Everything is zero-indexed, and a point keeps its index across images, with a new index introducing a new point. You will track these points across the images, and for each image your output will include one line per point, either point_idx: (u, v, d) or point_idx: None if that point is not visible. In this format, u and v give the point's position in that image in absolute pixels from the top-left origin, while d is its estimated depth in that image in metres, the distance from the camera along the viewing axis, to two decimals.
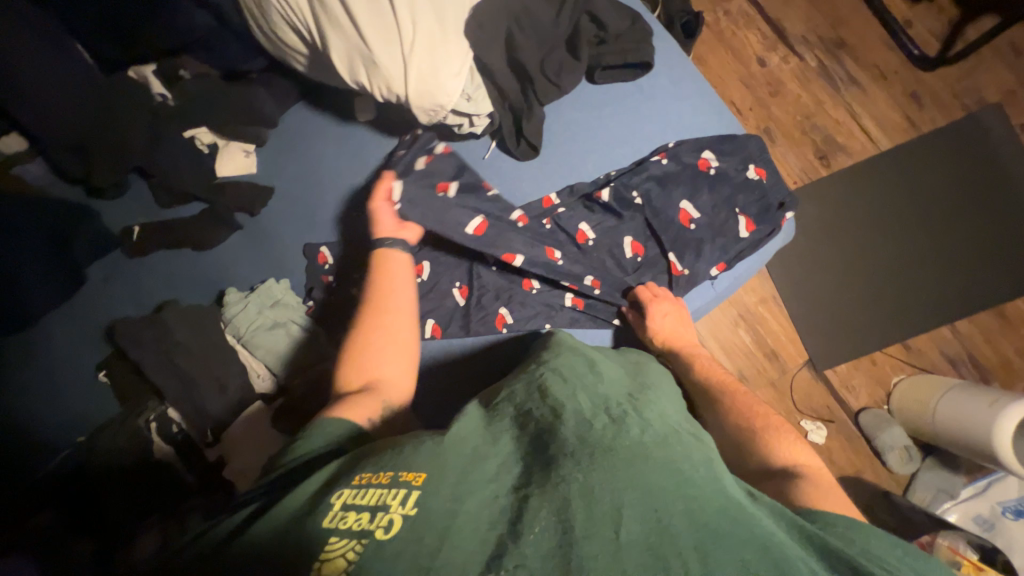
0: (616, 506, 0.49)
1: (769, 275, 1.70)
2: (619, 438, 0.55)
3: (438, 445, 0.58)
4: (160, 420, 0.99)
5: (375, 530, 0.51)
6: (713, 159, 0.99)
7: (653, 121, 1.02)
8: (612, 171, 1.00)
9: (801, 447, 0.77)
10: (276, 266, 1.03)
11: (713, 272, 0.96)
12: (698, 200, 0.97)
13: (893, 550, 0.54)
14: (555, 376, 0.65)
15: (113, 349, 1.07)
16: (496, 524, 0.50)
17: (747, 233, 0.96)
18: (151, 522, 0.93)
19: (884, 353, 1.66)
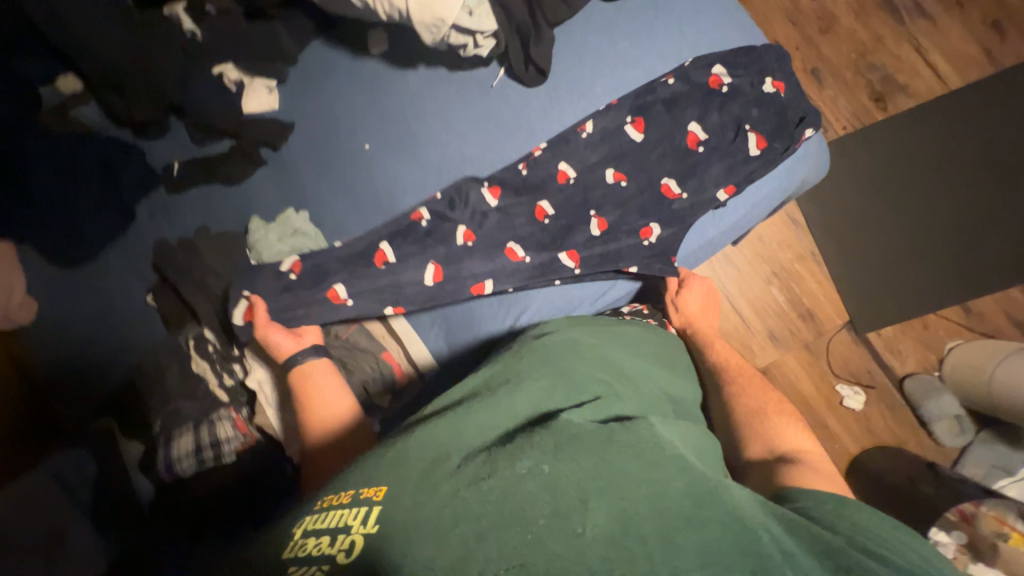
0: (580, 495, 0.49)
1: (810, 230, 1.62)
2: (579, 426, 0.56)
3: (399, 453, 0.56)
4: (197, 338, 1.09)
5: (336, 555, 0.47)
6: (726, 75, 0.96)
7: (670, 44, 0.97)
8: (617, 102, 0.96)
9: (805, 435, 0.76)
10: (295, 196, 1.07)
11: (720, 196, 0.93)
12: (706, 121, 0.96)
13: (863, 518, 0.55)
14: (526, 373, 0.69)
15: (161, 277, 1.17)
16: (460, 522, 0.48)
17: (758, 150, 0.94)
18: (186, 426, 1.04)
19: (939, 316, 1.52)
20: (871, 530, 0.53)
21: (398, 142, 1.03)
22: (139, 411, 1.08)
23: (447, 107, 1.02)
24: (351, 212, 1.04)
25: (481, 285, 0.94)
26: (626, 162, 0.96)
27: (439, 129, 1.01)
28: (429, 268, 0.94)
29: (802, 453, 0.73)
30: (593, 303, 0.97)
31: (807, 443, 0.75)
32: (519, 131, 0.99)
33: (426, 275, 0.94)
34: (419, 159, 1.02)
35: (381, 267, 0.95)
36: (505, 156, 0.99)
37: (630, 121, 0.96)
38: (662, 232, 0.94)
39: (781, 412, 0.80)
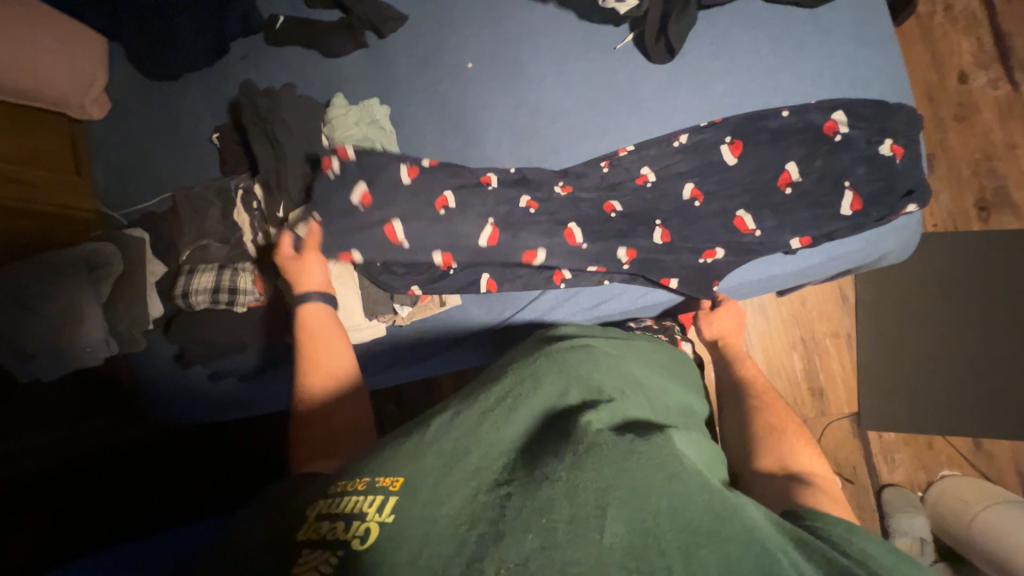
0: (599, 504, 0.39)
1: (856, 313, 1.52)
2: (603, 434, 0.46)
3: (418, 443, 0.47)
4: (247, 189, 1.08)
5: (350, 540, 0.41)
6: (845, 124, 0.88)
7: (811, 67, 0.91)
8: (718, 120, 0.91)
9: (818, 458, 0.68)
10: (383, 88, 1.06)
11: (792, 244, 0.88)
12: (808, 164, 0.88)
13: (877, 551, 0.45)
14: (551, 363, 0.58)
15: (231, 119, 1.16)
16: (476, 523, 0.40)
17: (850, 212, 0.86)
18: (213, 264, 1.04)
19: (948, 441, 1.47)
20: (889, 565, 0.43)
21: (501, 69, 1.00)
22: (173, 235, 1.10)
23: (561, 52, 0.98)
24: (431, 122, 1.03)
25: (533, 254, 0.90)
26: (711, 180, 0.90)
27: (548, 71, 0.98)
28: (487, 229, 0.90)
29: (813, 475, 0.64)
30: (633, 301, 0.96)
31: (820, 466, 0.67)
32: (624, 101, 0.95)
33: (480, 285, 0.95)
34: (514, 95, 0.99)
35: (441, 211, 0.89)
36: (600, 119, 0.96)
37: (727, 142, 0.90)
38: (723, 259, 0.90)
39: (799, 431, 0.72)
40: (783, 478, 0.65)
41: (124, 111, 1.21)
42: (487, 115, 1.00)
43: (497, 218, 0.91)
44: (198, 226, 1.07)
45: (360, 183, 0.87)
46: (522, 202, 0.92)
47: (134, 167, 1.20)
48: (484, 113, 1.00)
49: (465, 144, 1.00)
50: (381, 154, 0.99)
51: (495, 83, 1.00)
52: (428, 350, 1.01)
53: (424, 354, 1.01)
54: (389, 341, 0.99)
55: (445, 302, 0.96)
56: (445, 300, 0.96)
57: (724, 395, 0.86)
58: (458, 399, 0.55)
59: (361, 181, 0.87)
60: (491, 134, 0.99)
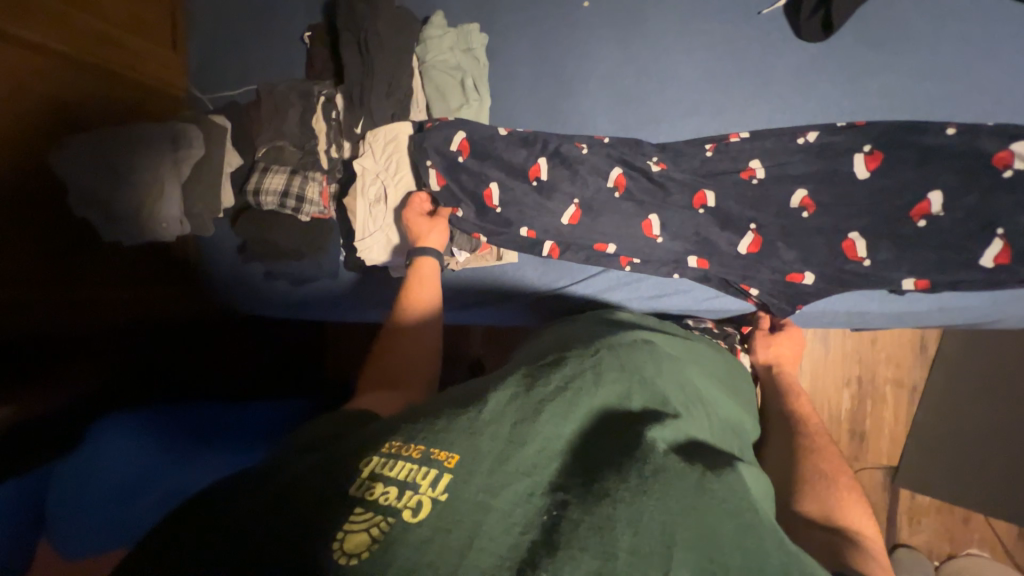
0: (665, 541, 0.37)
1: (930, 366, 1.40)
2: (670, 459, 0.44)
3: (474, 422, 0.46)
4: (329, 98, 1.06)
5: (402, 510, 0.39)
6: (1023, 158, 0.72)
7: (995, 81, 0.75)
8: (860, 123, 0.78)
9: (865, 517, 0.61)
10: (486, 14, 0.97)
11: (906, 284, 0.78)
12: (955, 198, 0.75)
13: None
14: (611, 364, 0.57)
15: (324, 19, 1.12)
16: (528, 529, 0.39)
17: (990, 264, 0.74)
18: (284, 167, 1.04)
19: (988, 521, 1.37)
20: None
21: (619, 14, 0.89)
22: (252, 130, 1.10)
23: (693, 6, 0.86)
24: (528, 62, 0.94)
25: (605, 245, 0.88)
26: (828, 192, 0.79)
27: (672, 28, 0.87)
28: (570, 208, 0.88)
29: (858, 533, 0.58)
30: (697, 301, 0.91)
31: (872, 529, 0.60)
32: (752, 79, 0.83)
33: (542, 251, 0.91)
34: (627, 49, 0.88)
35: (531, 181, 0.89)
36: (717, 95, 0.84)
37: (863, 151, 0.78)
38: (812, 285, 0.82)
39: (851, 487, 0.65)
40: (823, 531, 0.59)
41: None
42: (592, 66, 0.90)
43: (580, 197, 0.88)
44: (276, 126, 1.06)
45: (461, 132, 0.91)
46: (608, 178, 0.87)
47: (225, 52, 1.19)
48: (589, 63, 0.91)
49: (560, 95, 0.92)
50: (470, 89, 0.94)
51: (609, 30, 0.89)
52: (476, 301, 1.00)
53: (470, 304, 1.01)
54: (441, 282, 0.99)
55: (502, 257, 0.94)
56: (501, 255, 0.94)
57: (770, 429, 0.80)
58: (515, 378, 0.53)
59: (460, 129, 0.91)
60: (591, 88, 0.90)
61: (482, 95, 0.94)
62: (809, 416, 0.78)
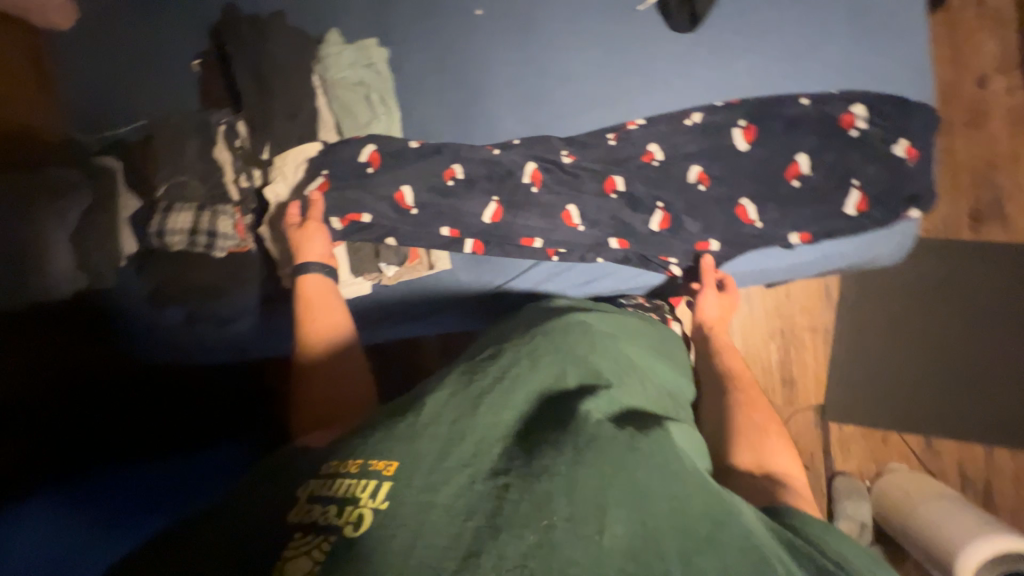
0: (599, 502, 0.42)
1: (836, 311, 1.55)
2: (602, 426, 0.49)
3: (412, 426, 0.47)
4: (230, 127, 1.01)
5: (342, 527, 0.42)
6: (863, 119, 0.85)
7: (834, 53, 0.87)
8: (734, 102, 0.87)
9: (790, 459, 0.70)
10: (383, 28, 0.98)
11: (792, 240, 0.88)
12: (818, 158, 0.85)
13: (848, 551, 0.50)
14: (547, 345, 0.60)
15: (213, 45, 1.07)
16: (472, 515, 0.41)
17: (853, 211, 0.86)
18: (190, 203, 0.99)
19: (902, 437, 1.53)
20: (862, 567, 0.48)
21: (511, 19, 0.93)
22: (146, 167, 1.02)
23: (577, 8, 0.91)
24: (431, 71, 0.96)
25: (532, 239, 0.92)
26: (718, 165, 0.88)
27: (561, 27, 0.92)
28: (492, 206, 0.91)
29: (787, 477, 0.67)
30: (623, 281, 0.96)
31: (795, 469, 0.69)
32: (640, 69, 0.89)
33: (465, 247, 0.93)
34: (522, 50, 0.93)
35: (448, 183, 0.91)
36: (610, 87, 0.90)
37: (740, 126, 0.87)
38: (719, 250, 0.90)
39: (777, 433, 0.74)
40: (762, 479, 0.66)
41: (91, 22, 1.09)
42: (492, 70, 0.93)
43: (500, 194, 0.91)
44: (177, 162, 1.01)
45: (369, 145, 0.93)
46: (525, 173, 0.90)
47: (103, 87, 1.10)
48: (488, 67, 0.94)
49: (465, 101, 0.94)
50: (377, 103, 0.95)
51: (503, 34, 0.93)
52: (414, 312, 1.00)
53: (409, 317, 1.01)
54: (374, 299, 0.98)
55: (433, 264, 0.94)
56: (433, 262, 0.94)
57: (706, 385, 0.85)
58: (455, 372, 0.55)
59: (369, 144, 0.92)
60: (495, 91, 0.93)
61: (390, 108, 0.96)
62: (737, 372, 0.85)
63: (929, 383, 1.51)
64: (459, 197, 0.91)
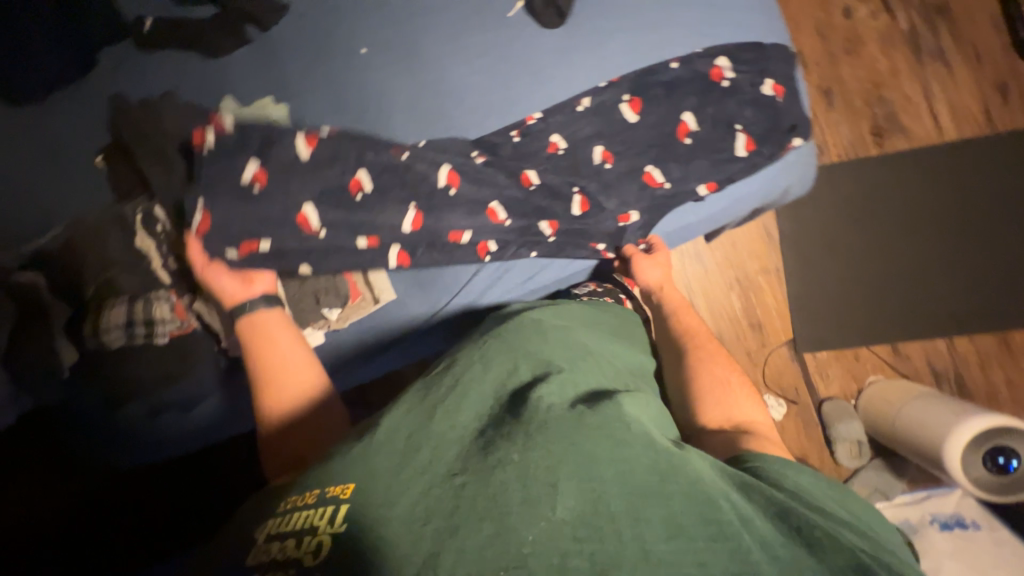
0: (551, 480, 0.51)
1: (781, 248, 1.63)
2: (552, 413, 0.58)
3: (369, 446, 0.54)
4: (147, 212, 1.00)
5: (302, 556, 0.48)
6: (729, 70, 0.91)
7: (691, 16, 0.93)
8: (615, 80, 0.92)
9: (753, 405, 0.79)
10: (275, 84, 1.00)
11: (700, 190, 0.92)
12: (701, 113, 0.91)
13: (805, 479, 0.62)
14: (498, 348, 0.68)
15: (113, 138, 1.06)
16: (429, 520, 0.48)
17: (745, 152, 0.91)
18: (121, 296, 0.98)
19: (870, 350, 1.60)
20: (812, 492, 0.60)
21: (394, 49, 0.96)
22: (68, 272, 0.98)
23: (452, 26, 0.95)
24: (330, 112, 0.97)
25: (460, 234, 0.93)
26: (617, 142, 0.92)
27: (442, 46, 0.95)
28: (411, 212, 0.91)
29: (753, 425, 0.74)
30: (562, 270, 1.00)
31: (757, 412, 0.78)
32: (526, 69, 0.94)
33: (390, 258, 0.92)
34: (410, 75, 0.96)
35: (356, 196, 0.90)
36: (502, 91, 0.94)
37: (625, 100, 0.92)
38: (639, 218, 0.96)
39: (741, 384, 0.81)
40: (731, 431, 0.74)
41: None
42: (387, 100, 0.96)
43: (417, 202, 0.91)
44: (98, 261, 0.99)
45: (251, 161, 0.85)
46: (441, 173, 0.91)
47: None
48: (383, 98, 0.96)
49: (369, 133, 0.96)
50: None
51: (389, 64, 0.96)
52: (368, 352, 0.99)
53: (366, 357, 1.01)
54: (327, 348, 0.96)
55: (377, 297, 0.94)
56: (379, 296, 0.95)
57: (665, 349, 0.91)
58: (413, 391, 0.62)
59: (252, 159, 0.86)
60: (395, 119, 0.96)
61: None
62: (693, 328, 0.91)
63: (883, 295, 1.57)
64: (382, 225, 0.91)
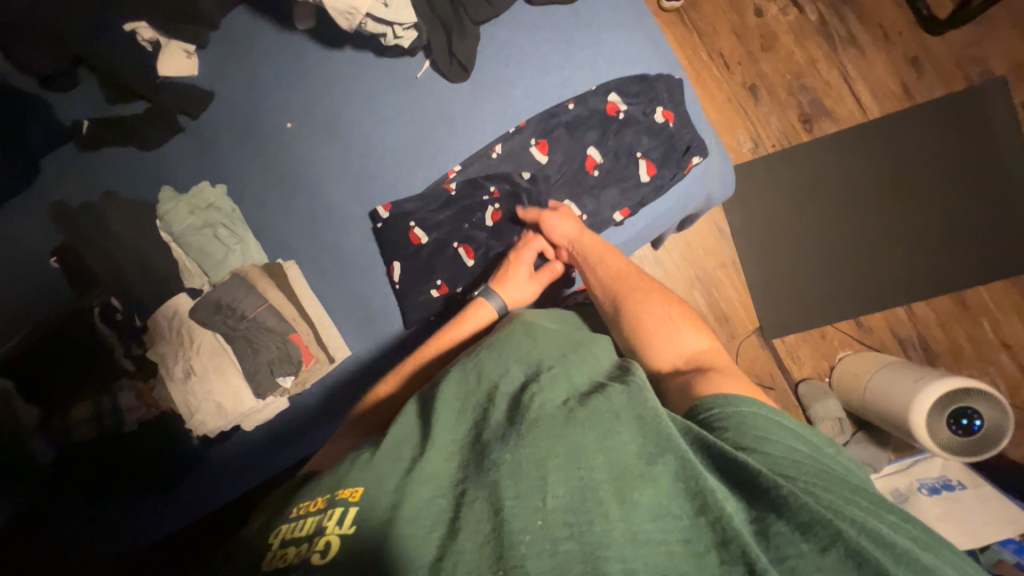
0: (542, 473, 0.53)
1: (733, 241, 1.66)
2: (541, 408, 0.60)
3: (370, 461, 0.59)
4: (105, 307, 1.01)
5: (313, 554, 0.51)
6: (621, 102, 0.96)
7: (585, 53, 0.98)
8: (522, 124, 0.97)
9: (694, 333, 0.81)
10: (215, 168, 1.06)
11: (616, 218, 0.96)
12: (604, 145, 0.97)
13: (816, 446, 0.62)
14: (490, 358, 0.73)
15: (66, 237, 1.04)
16: (432, 526, 0.52)
17: (648, 177, 0.95)
18: (89, 392, 1.00)
19: (836, 327, 1.63)
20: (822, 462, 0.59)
21: (318, 122, 1.04)
22: (39, 377, 1.00)
23: (368, 94, 1.02)
24: (270, 189, 1.05)
25: (412, 303, 0.99)
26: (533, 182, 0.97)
27: (361, 114, 1.02)
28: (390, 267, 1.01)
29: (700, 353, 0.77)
30: None
31: (696, 333, 0.81)
32: (442, 123, 1.00)
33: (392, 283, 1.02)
34: (335, 145, 1.03)
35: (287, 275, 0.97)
36: (422, 148, 1.01)
37: (534, 143, 0.98)
38: None
39: (671, 311, 0.84)
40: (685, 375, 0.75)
41: None
42: (320, 170, 1.04)
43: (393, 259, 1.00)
44: (64, 361, 1.00)
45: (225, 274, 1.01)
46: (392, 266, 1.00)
47: None
48: (318, 169, 1.04)
49: (310, 202, 1.04)
50: (227, 235, 1.02)
51: (316, 137, 1.04)
52: (331, 410, 1.02)
53: (332, 414, 1.04)
54: (296, 408, 1.02)
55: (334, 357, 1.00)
56: (335, 355, 1.01)
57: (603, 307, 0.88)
58: (411, 409, 0.69)
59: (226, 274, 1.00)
60: (332, 187, 1.03)
61: (241, 233, 1.03)
62: (621, 273, 0.89)
63: (836, 271, 1.62)
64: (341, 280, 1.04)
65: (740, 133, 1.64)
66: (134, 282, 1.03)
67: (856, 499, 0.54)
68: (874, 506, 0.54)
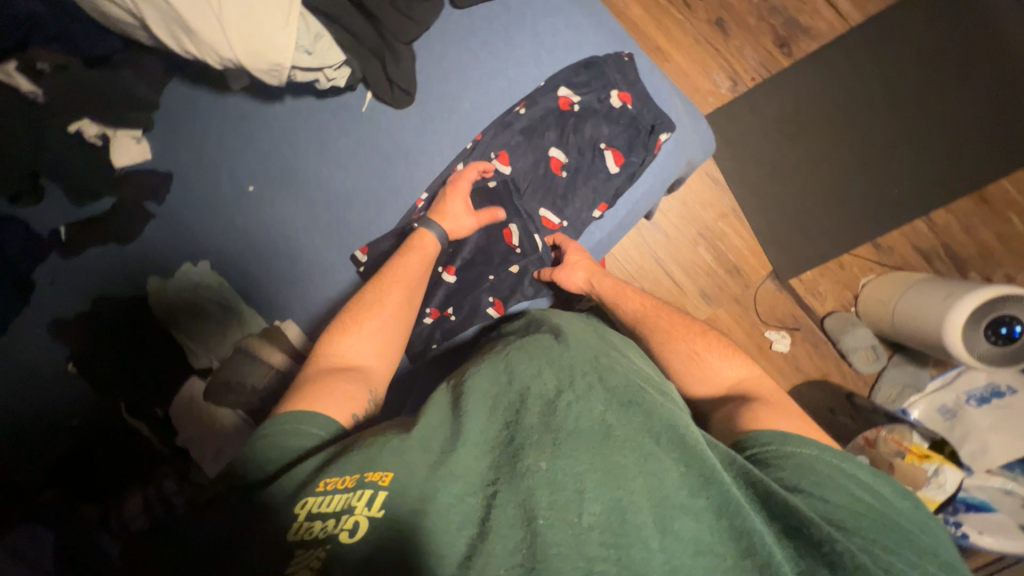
0: (576, 490, 0.52)
1: (730, 189, 1.63)
2: (578, 421, 0.58)
3: (399, 444, 0.57)
4: (131, 399, 1.03)
5: (340, 533, 0.52)
6: (572, 95, 1.00)
7: (528, 48, 1.01)
8: (478, 138, 1.00)
9: (740, 362, 0.81)
10: (190, 246, 1.06)
11: (595, 215, 1.01)
12: (564, 144, 1.00)
13: (867, 478, 0.58)
14: (520, 358, 0.68)
15: (71, 342, 1.03)
16: (465, 526, 0.52)
17: (617, 167, 0.99)
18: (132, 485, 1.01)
19: (854, 255, 1.57)
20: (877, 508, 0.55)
21: (281, 178, 1.04)
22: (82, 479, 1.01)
23: (323, 140, 1.03)
24: (251, 254, 1.05)
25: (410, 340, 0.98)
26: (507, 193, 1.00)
27: (321, 164, 1.03)
28: None
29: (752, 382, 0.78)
30: None
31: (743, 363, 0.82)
32: (398, 154, 1.02)
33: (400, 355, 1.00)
34: (302, 199, 1.04)
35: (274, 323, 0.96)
36: (387, 184, 1.02)
37: (494, 156, 1.00)
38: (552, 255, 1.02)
39: (714, 345, 0.84)
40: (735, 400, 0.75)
41: None
42: (293, 228, 1.04)
43: None
44: (105, 460, 1.02)
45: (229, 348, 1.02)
46: None
47: None
48: (290, 228, 1.04)
49: (287, 261, 1.04)
50: (219, 312, 1.02)
51: (282, 195, 1.04)
52: None
53: None
54: None
55: None
56: None
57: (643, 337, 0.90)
58: (443, 395, 0.66)
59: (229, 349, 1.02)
60: (309, 241, 1.04)
61: (232, 304, 1.03)
62: (653, 311, 0.91)
63: None
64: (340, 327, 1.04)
65: (715, 74, 1.59)
66: (143, 376, 1.03)
67: (903, 551, 0.51)
68: (926, 564, 0.51)
